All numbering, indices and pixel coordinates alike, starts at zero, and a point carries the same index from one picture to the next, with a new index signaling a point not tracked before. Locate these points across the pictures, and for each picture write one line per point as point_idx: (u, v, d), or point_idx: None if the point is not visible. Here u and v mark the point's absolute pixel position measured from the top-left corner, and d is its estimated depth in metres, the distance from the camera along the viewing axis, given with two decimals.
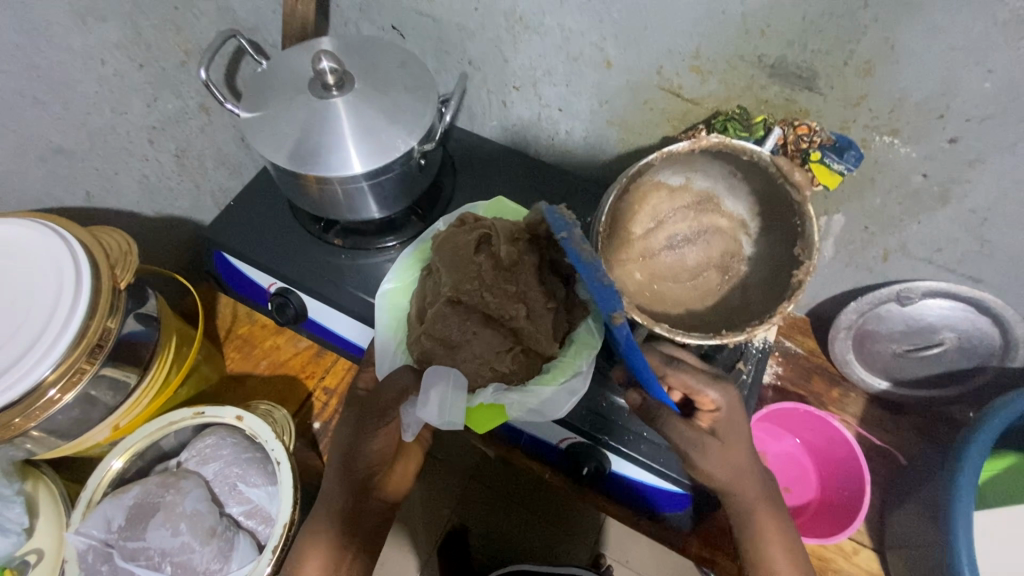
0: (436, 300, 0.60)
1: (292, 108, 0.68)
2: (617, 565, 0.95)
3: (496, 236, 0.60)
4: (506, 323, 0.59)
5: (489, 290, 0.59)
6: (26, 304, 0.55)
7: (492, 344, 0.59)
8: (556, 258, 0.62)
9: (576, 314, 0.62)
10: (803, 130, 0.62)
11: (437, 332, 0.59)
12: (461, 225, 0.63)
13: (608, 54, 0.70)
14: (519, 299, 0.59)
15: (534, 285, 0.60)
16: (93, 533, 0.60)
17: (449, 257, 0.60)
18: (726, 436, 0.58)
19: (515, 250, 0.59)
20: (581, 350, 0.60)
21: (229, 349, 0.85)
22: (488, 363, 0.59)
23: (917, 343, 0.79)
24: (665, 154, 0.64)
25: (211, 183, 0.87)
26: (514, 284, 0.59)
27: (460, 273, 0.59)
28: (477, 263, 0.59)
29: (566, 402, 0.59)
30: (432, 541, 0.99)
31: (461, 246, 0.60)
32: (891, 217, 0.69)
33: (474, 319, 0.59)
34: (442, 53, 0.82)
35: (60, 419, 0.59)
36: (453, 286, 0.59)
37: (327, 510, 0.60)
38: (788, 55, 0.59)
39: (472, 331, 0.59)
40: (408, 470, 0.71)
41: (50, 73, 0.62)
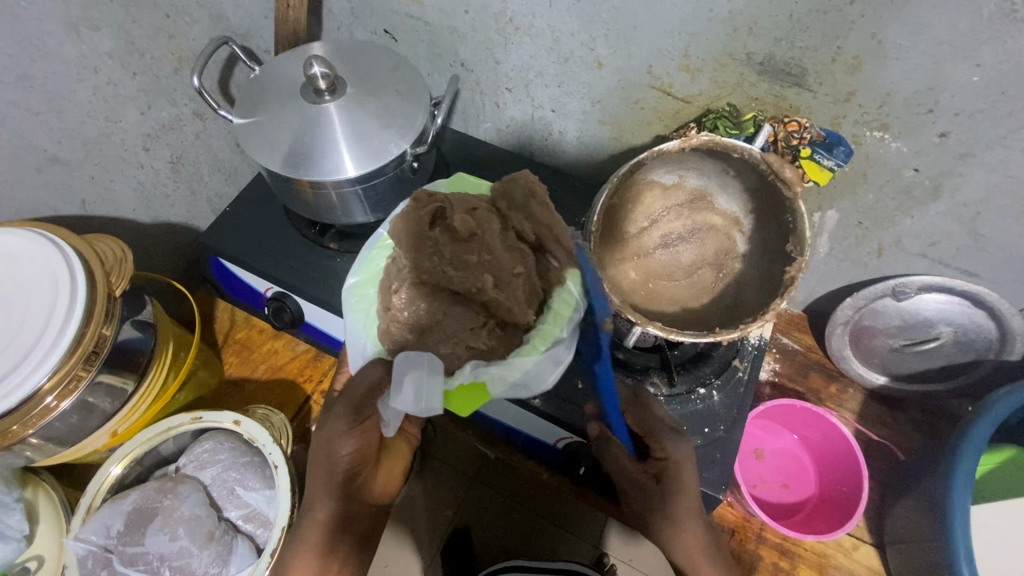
0: (402, 282, 0.61)
1: (284, 114, 0.68)
2: (621, 564, 0.97)
3: (451, 208, 0.61)
4: (476, 299, 0.61)
5: (450, 266, 0.61)
6: (23, 312, 0.55)
7: (463, 322, 0.61)
8: (520, 224, 0.62)
9: (551, 279, 0.62)
10: (793, 126, 0.63)
11: (408, 320, 0.61)
12: (415, 203, 0.60)
13: (599, 54, 0.70)
14: (484, 270, 0.60)
15: (497, 253, 0.60)
16: (92, 539, 0.61)
17: (405, 235, 0.60)
18: (671, 486, 0.59)
19: (469, 220, 0.60)
20: (560, 316, 0.59)
21: (227, 354, 0.85)
22: (464, 341, 0.60)
23: (914, 338, 0.79)
24: (656, 152, 0.64)
25: (206, 189, 0.87)
26: (475, 254, 0.61)
27: (418, 251, 0.60)
28: (434, 238, 0.61)
29: (552, 371, 0.58)
30: (437, 543, 1.00)
31: (417, 222, 0.59)
32: (884, 212, 0.69)
33: (440, 298, 0.62)
34: (434, 55, 0.82)
35: (58, 426, 0.59)
36: (414, 265, 0.61)
37: (316, 516, 0.59)
38: (777, 52, 0.60)
39: (442, 311, 0.61)
40: (397, 465, 0.69)
41: (44, 82, 0.63)
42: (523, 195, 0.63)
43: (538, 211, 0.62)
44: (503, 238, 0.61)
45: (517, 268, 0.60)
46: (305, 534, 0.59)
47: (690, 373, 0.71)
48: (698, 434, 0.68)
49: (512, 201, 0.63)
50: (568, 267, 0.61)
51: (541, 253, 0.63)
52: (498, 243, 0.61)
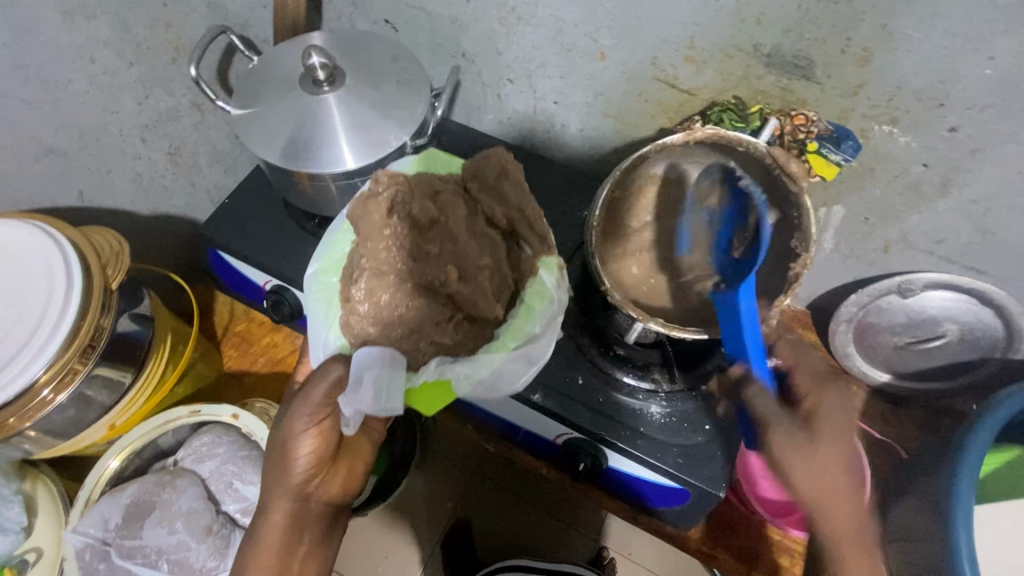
0: (362, 273, 0.58)
1: (282, 104, 0.68)
2: (622, 559, 1.00)
3: (411, 194, 0.60)
4: (438, 289, 0.59)
5: (411, 255, 0.59)
6: (18, 304, 0.55)
7: (426, 313, 0.58)
8: (490, 208, 0.61)
9: (523, 269, 0.61)
10: (800, 120, 0.62)
11: (368, 316, 0.58)
12: (372, 193, 0.59)
13: (603, 45, 0.69)
14: (449, 260, 0.59)
15: (461, 242, 0.59)
16: (90, 532, 0.61)
17: (365, 228, 0.58)
18: (829, 423, 0.66)
19: (429, 207, 0.59)
20: (532, 311, 0.58)
21: (227, 347, 0.85)
22: (426, 335, 0.58)
23: (919, 335, 0.78)
24: (660, 145, 0.63)
25: (205, 181, 0.86)
26: (437, 244, 0.59)
27: (375, 239, 0.58)
28: (393, 229, 0.58)
29: (524, 371, 0.56)
30: (437, 534, 1.00)
31: (374, 210, 0.58)
32: (891, 208, 0.68)
33: (404, 290, 0.58)
34: (435, 45, 0.81)
35: (55, 419, 0.59)
36: (372, 256, 0.58)
37: (273, 520, 0.57)
38: (785, 43, 0.58)
39: (404, 305, 0.58)
40: (360, 465, 0.63)
41: (40, 72, 0.62)
42: (494, 175, 0.62)
43: (509, 191, 0.61)
44: (469, 225, 0.60)
45: (482, 258, 0.59)
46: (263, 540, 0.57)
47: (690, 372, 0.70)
48: (700, 430, 0.68)
49: (482, 182, 0.62)
50: (541, 255, 0.61)
51: (514, 240, 0.62)
52: (461, 230, 0.59)
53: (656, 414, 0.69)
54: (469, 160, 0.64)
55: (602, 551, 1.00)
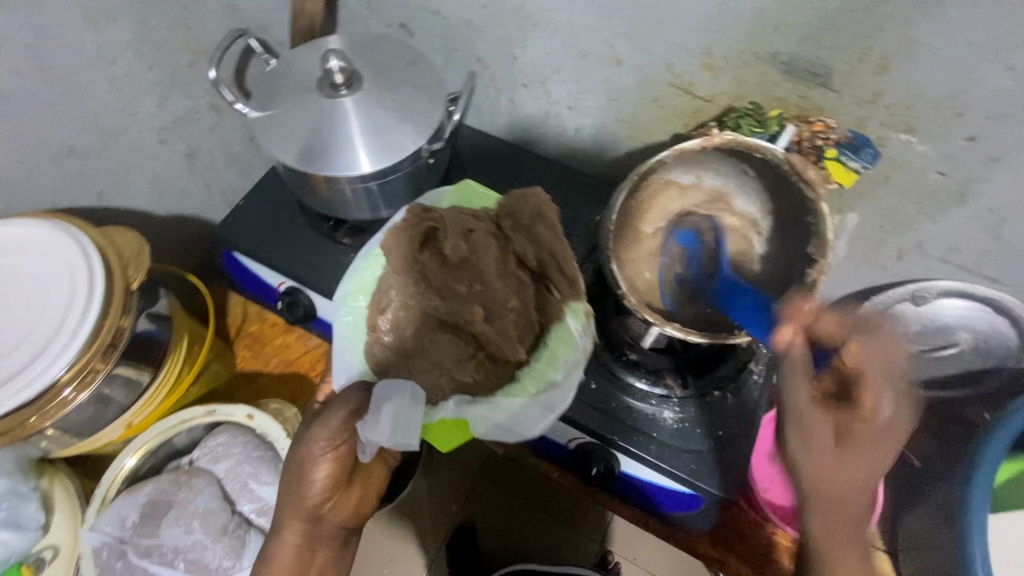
0: (391, 304, 0.63)
1: (301, 108, 0.68)
2: (626, 563, 1.01)
3: (444, 230, 0.61)
4: (464, 327, 0.63)
5: (439, 294, 0.63)
6: (42, 302, 0.55)
7: (451, 351, 0.62)
8: (521, 248, 0.61)
9: (548, 314, 0.60)
10: (818, 127, 0.63)
11: (394, 341, 0.63)
12: (406, 221, 0.61)
13: (618, 50, 0.69)
14: (476, 300, 0.62)
15: (489, 283, 0.61)
16: (107, 530, 0.61)
17: (397, 258, 0.62)
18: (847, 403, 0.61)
19: (458, 246, 0.61)
20: (554, 357, 0.58)
21: (240, 348, 0.85)
22: (448, 370, 0.61)
23: (933, 343, 0.78)
24: (677, 151, 0.62)
25: (221, 182, 0.87)
26: (466, 284, 0.63)
27: (408, 276, 0.62)
28: (425, 262, 0.62)
29: (541, 417, 0.56)
30: (442, 537, 1.01)
31: (407, 246, 0.61)
32: (906, 216, 0.68)
33: (434, 323, 0.64)
34: (450, 49, 0.81)
35: (74, 418, 0.60)
36: (403, 289, 0.63)
37: (286, 542, 0.56)
38: (803, 51, 0.58)
39: (429, 338, 0.63)
40: (372, 491, 0.62)
41: (61, 74, 0.63)
42: (529, 215, 0.61)
43: (542, 234, 0.60)
44: (500, 266, 0.61)
45: (509, 300, 0.60)
46: (277, 557, 0.56)
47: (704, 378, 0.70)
48: (711, 436, 0.68)
49: (517, 221, 0.61)
50: (571, 300, 0.59)
51: (543, 283, 0.61)
52: (490, 271, 0.61)
53: (668, 420, 0.69)
54: (506, 196, 0.62)
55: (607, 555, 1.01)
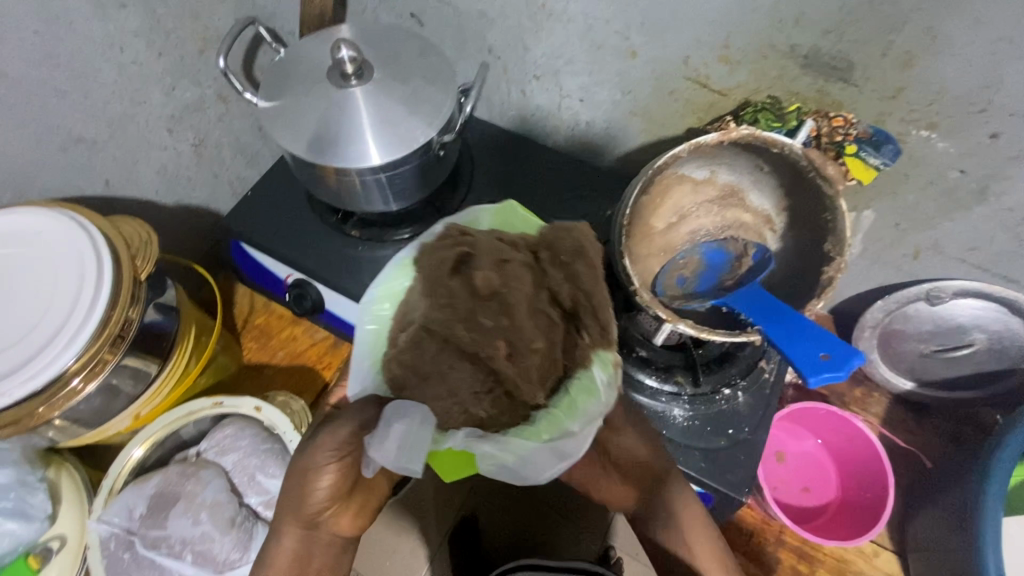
0: (411, 323, 0.57)
1: (311, 99, 0.67)
2: (628, 559, 0.97)
3: (479, 256, 0.56)
4: (485, 357, 0.57)
5: (463, 323, 0.56)
6: (51, 292, 0.55)
7: (467, 383, 0.56)
8: (556, 285, 0.57)
9: (575, 357, 0.56)
10: (838, 122, 0.61)
11: (408, 361, 0.56)
12: (445, 239, 0.57)
13: (633, 42, 0.68)
14: (501, 334, 0.56)
15: (517, 320, 0.55)
16: (114, 521, 0.61)
17: (428, 279, 0.57)
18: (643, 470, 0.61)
19: (492, 277, 0.55)
20: (575, 405, 0.54)
21: (247, 339, 0.85)
22: (463, 403, 0.55)
23: (946, 343, 0.78)
24: (694, 145, 0.60)
25: (228, 172, 0.86)
26: (493, 318, 0.56)
27: (433, 296, 0.56)
28: (455, 288, 0.56)
29: (551, 465, 0.51)
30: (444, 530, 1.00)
31: (439, 265, 0.56)
32: (925, 214, 0.67)
33: (450, 351, 0.57)
34: (461, 40, 0.80)
35: (82, 409, 0.59)
36: (427, 313, 0.57)
37: (283, 545, 0.56)
38: (823, 44, 0.57)
39: (447, 364, 0.56)
40: (371, 499, 0.61)
41: (70, 62, 0.62)
42: (570, 252, 0.57)
43: (583, 274, 0.56)
44: (532, 303, 0.56)
45: (537, 342, 0.55)
46: (276, 554, 0.56)
47: (715, 374, 0.69)
48: (722, 435, 0.69)
49: (556, 255, 0.57)
50: (598, 346, 0.55)
51: (574, 324, 0.58)
52: (522, 307, 0.55)
53: (678, 417, 0.69)
54: (550, 227, 0.59)
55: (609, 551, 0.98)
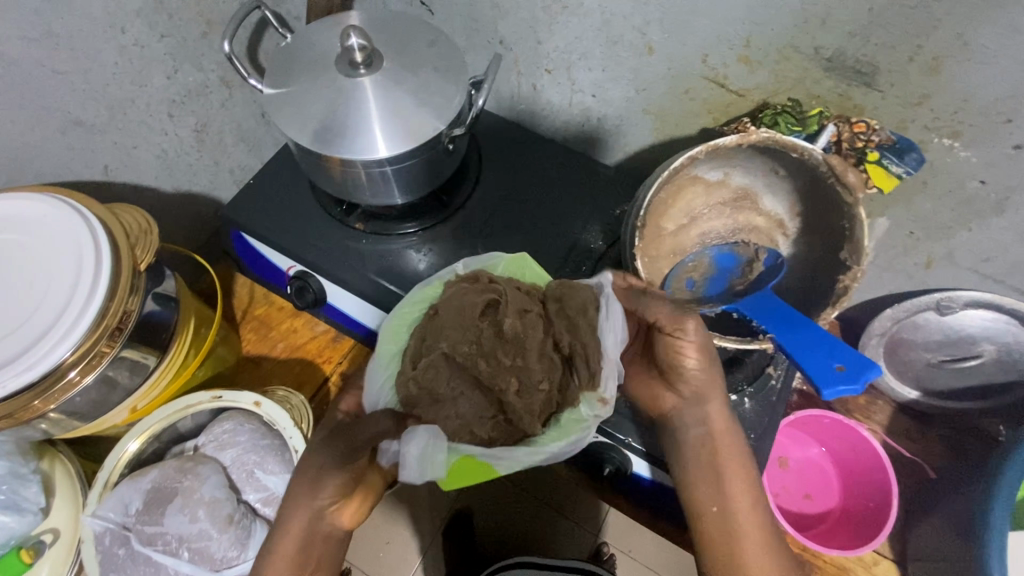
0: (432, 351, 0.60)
1: (318, 87, 0.65)
2: (621, 555, 1.05)
3: (503, 304, 0.60)
4: (493, 388, 0.59)
5: (483, 358, 0.60)
6: (47, 281, 0.53)
7: (472, 410, 0.59)
8: (560, 334, 0.60)
9: (569, 398, 0.59)
10: (860, 128, 0.59)
11: (426, 382, 0.59)
12: (474, 282, 0.63)
13: (651, 39, 0.66)
14: (512, 372, 0.59)
15: (530, 361, 0.59)
16: (110, 516, 0.60)
17: (455, 316, 0.60)
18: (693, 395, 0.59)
19: (515, 323, 0.59)
20: (567, 429, 0.57)
21: (246, 331, 0.83)
22: (469, 426, 0.59)
23: (954, 354, 0.77)
24: (711, 147, 0.59)
25: (230, 159, 0.84)
26: (510, 358, 0.59)
27: (460, 332, 0.60)
28: (481, 327, 0.60)
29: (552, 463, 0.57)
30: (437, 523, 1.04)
31: (468, 305, 0.60)
32: (941, 223, 0.66)
33: (463, 380, 0.60)
34: (472, 30, 0.78)
35: (78, 401, 0.57)
36: (451, 343, 0.60)
37: (288, 535, 0.55)
38: (849, 47, 0.56)
39: (460, 389, 0.60)
40: (374, 494, 0.60)
41: (69, 40, 0.60)
42: (577, 307, 0.60)
43: (583, 326, 0.60)
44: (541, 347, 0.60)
45: (544, 382, 0.58)
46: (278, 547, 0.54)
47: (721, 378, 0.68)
48: None
49: (565, 308, 0.61)
50: (589, 388, 0.58)
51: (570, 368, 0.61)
52: (536, 350, 0.59)
53: None
54: (560, 282, 0.62)
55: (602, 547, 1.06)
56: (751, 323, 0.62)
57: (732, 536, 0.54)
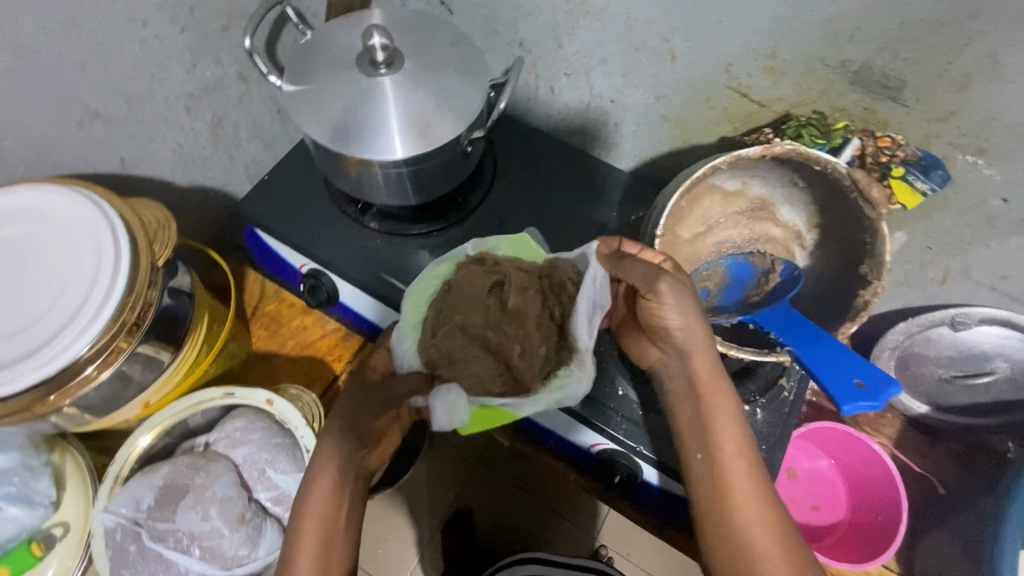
0: (447, 322, 0.63)
1: (338, 85, 0.65)
2: (620, 558, 1.06)
3: (508, 281, 0.63)
4: (499, 349, 0.62)
5: (492, 329, 0.62)
6: (65, 275, 0.53)
7: (484, 371, 0.61)
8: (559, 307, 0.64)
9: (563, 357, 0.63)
10: (885, 142, 0.60)
11: (446, 348, 0.62)
12: (479, 262, 0.64)
13: (674, 46, 0.66)
14: (517, 341, 0.62)
15: (534, 329, 0.62)
16: (121, 512, 0.59)
17: (465, 292, 0.63)
18: (685, 345, 0.56)
19: (520, 299, 0.62)
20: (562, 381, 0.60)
21: (256, 327, 0.82)
22: (482, 383, 0.61)
23: (965, 369, 0.77)
24: (734, 157, 0.59)
25: (245, 155, 0.83)
26: (517, 328, 0.62)
27: (470, 306, 0.63)
28: (487, 304, 0.63)
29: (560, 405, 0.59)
30: (436, 520, 1.05)
31: (476, 282, 0.64)
32: (960, 239, 0.65)
33: (474, 345, 0.62)
34: (492, 31, 0.77)
35: (93, 396, 0.57)
36: (464, 316, 0.63)
37: (321, 480, 0.54)
38: (876, 61, 0.56)
39: (474, 353, 0.62)
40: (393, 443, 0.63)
41: (91, 33, 0.60)
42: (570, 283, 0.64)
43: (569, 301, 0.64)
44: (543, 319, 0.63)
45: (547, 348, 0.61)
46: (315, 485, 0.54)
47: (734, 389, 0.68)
48: None
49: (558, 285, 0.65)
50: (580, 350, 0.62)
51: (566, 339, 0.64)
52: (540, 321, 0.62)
53: None
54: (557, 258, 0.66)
55: (601, 550, 1.07)
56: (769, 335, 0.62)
57: (718, 491, 0.53)
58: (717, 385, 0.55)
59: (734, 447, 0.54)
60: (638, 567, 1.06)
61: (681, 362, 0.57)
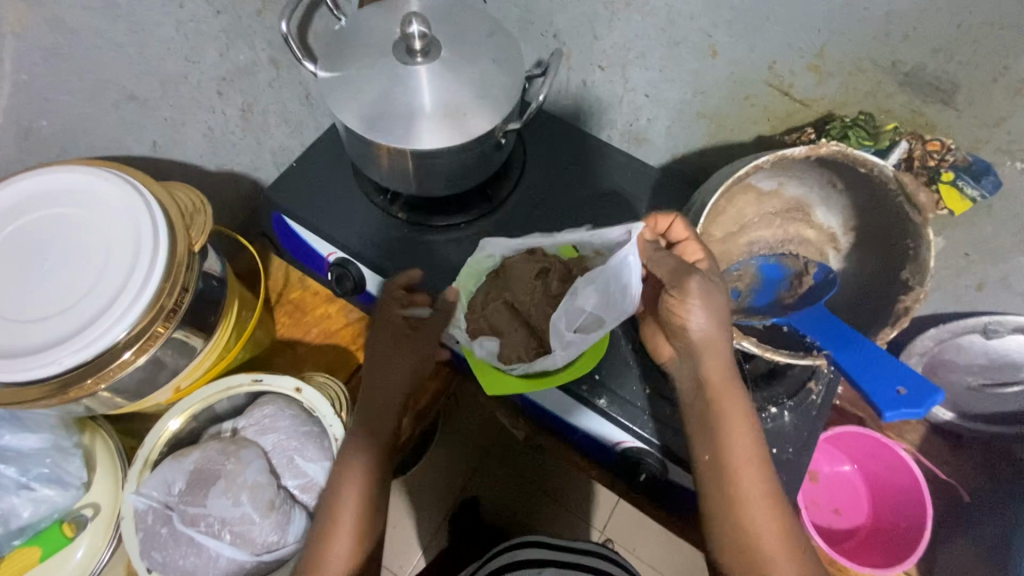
0: (496, 298, 0.64)
1: (373, 72, 0.64)
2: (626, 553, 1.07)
3: (553, 270, 0.64)
4: (539, 325, 0.63)
5: (536, 309, 0.63)
6: (103, 259, 0.53)
7: (521, 343, 0.62)
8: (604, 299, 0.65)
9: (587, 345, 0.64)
10: (935, 146, 0.59)
11: (491, 321, 0.63)
12: (530, 253, 0.65)
13: (717, 41, 0.65)
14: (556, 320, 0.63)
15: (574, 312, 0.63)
16: (153, 495, 0.60)
17: (516, 274, 0.64)
18: (701, 348, 0.56)
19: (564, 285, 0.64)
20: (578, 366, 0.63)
21: (280, 314, 0.82)
22: (518, 352, 0.62)
23: (996, 378, 0.77)
24: (778, 157, 0.57)
25: (272, 140, 0.83)
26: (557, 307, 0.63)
27: (518, 285, 0.64)
28: (535, 287, 0.64)
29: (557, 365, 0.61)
30: (444, 509, 1.07)
31: (526, 267, 0.64)
32: (1000, 246, 0.65)
33: (516, 322, 0.63)
34: (526, 22, 0.76)
35: (128, 379, 0.57)
36: (512, 295, 0.64)
37: (350, 481, 0.59)
38: (929, 63, 0.55)
39: (514, 326, 0.63)
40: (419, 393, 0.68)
41: (130, 13, 0.59)
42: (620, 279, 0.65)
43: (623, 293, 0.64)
44: None
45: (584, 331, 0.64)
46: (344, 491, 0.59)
47: (763, 390, 0.66)
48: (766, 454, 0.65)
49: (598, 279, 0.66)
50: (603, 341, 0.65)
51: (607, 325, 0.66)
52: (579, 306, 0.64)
53: None
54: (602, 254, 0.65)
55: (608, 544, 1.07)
56: (805, 338, 0.61)
57: (723, 487, 0.55)
58: (728, 384, 0.56)
59: (742, 446, 0.55)
60: (645, 562, 1.06)
61: (690, 362, 0.58)
